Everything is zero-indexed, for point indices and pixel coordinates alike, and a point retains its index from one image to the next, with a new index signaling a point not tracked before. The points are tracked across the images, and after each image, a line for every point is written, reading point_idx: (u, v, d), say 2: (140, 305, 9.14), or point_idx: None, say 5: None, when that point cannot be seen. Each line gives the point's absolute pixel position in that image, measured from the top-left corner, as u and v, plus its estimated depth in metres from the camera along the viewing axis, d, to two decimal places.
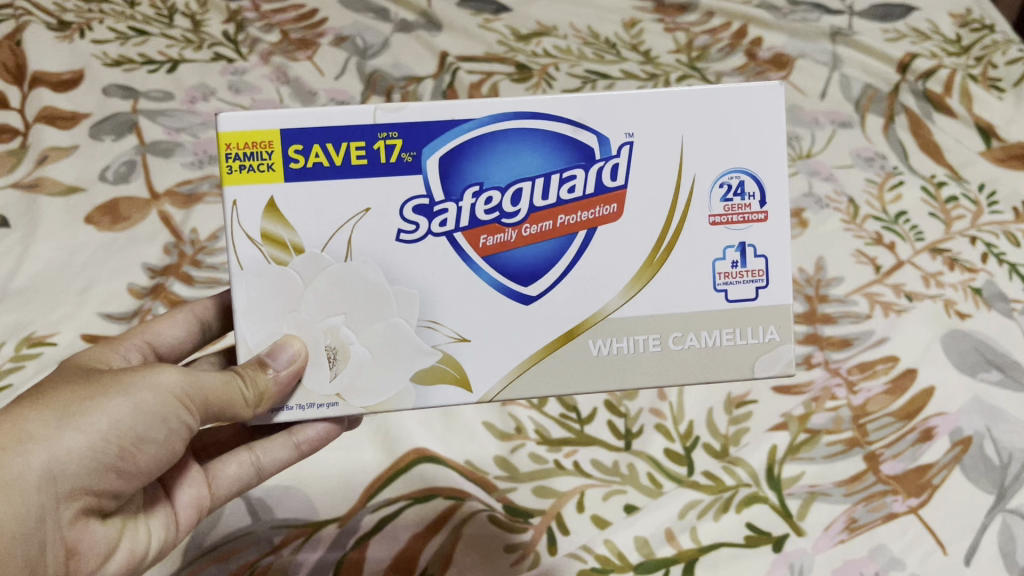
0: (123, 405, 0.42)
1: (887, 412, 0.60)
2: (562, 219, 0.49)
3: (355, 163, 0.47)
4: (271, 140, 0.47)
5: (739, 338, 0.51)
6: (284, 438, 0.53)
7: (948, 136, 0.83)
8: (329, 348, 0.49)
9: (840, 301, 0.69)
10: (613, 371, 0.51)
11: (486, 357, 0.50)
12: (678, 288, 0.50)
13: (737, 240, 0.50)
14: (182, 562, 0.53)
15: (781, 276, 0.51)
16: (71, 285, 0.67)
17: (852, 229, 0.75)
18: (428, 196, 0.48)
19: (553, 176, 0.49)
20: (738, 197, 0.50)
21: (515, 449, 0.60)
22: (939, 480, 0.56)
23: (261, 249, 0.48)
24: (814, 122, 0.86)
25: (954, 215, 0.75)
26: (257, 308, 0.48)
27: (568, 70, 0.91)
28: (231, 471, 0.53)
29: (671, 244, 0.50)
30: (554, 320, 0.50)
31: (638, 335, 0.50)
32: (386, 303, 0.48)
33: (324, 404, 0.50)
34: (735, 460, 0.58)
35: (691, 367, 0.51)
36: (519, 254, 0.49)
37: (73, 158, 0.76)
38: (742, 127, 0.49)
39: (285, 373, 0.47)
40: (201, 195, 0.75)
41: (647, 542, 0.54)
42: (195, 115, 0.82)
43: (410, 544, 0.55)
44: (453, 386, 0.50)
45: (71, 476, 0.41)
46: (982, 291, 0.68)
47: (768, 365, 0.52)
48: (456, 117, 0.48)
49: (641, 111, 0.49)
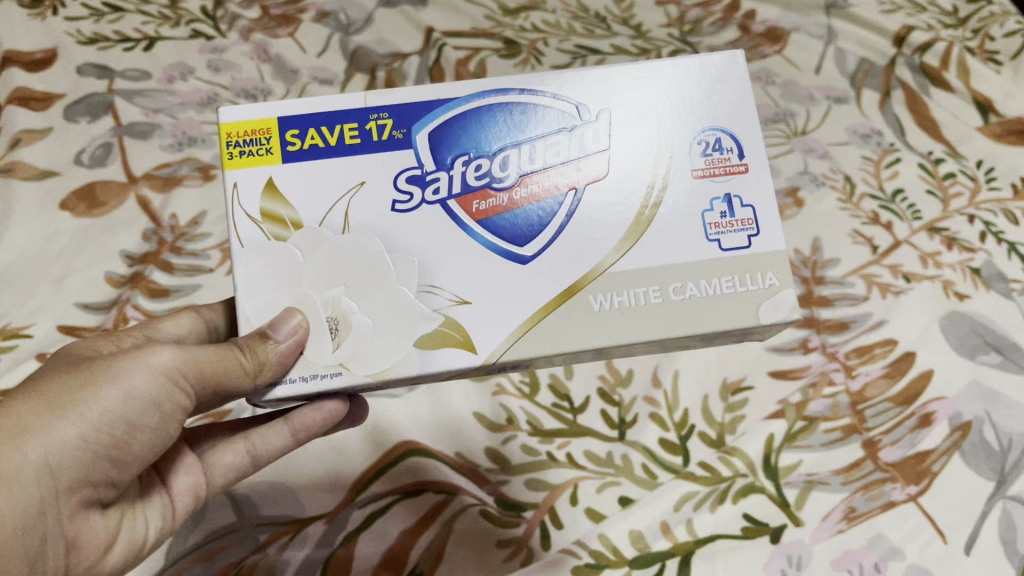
0: (114, 393, 0.40)
1: (886, 397, 0.59)
2: (550, 183, 0.48)
3: (349, 143, 0.47)
4: (269, 126, 0.46)
5: (738, 285, 0.46)
6: (280, 426, 0.51)
7: (945, 112, 0.80)
8: (330, 319, 0.45)
9: (837, 283, 0.67)
10: (617, 325, 0.45)
11: (491, 317, 0.45)
12: (671, 241, 0.46)
13: (723, 192, 0.47)
14: (165, 562, 0.52)
15: (771, 222, 0.47)
16: (48, 274, 0.65)
17: (848, 208, 0.72)
18: (420, 165, 0.47)
19: (538, 144, 0.48)
20: (718, 152, 0.48)
21: (507, 441, 0.59)
22: (938, 467, 0.55)
23: (260, 227, 0.45)
24: (809, 98, 0.82)
25: (952, 192, 0.73)
26: (256, 283, 0.45)
27: (557, 45, 0.88)
28: (226, 460, 0.52)
29: (660, 198, 0.47)
30: (551, 279, 0.46)
31: (637, 287, 0.46)
32: (384, 271, 0.45)
33: (327, 374, 0.44)
34: (732, 449, 0.57)
35: (693, 319, 0.45)
36: (513, 218, 0.47)
37: (47, 140, 0.73)
38: (710, 93, 0.49)
39: (287, 345, 0.43)
40: (180, 178, 0.73)
41: (642, 535, 0.53)
42: (173, 95, 0.79)
43: (400, 541, 0.53)
44: (457, 351, 0.45)
45: (69, 469, 0.39)
46: (981, 271, 0.66)
47: (772, 312, 0.46)
48: (443, 96, 0.48)
49: (619, 87, 0.49)
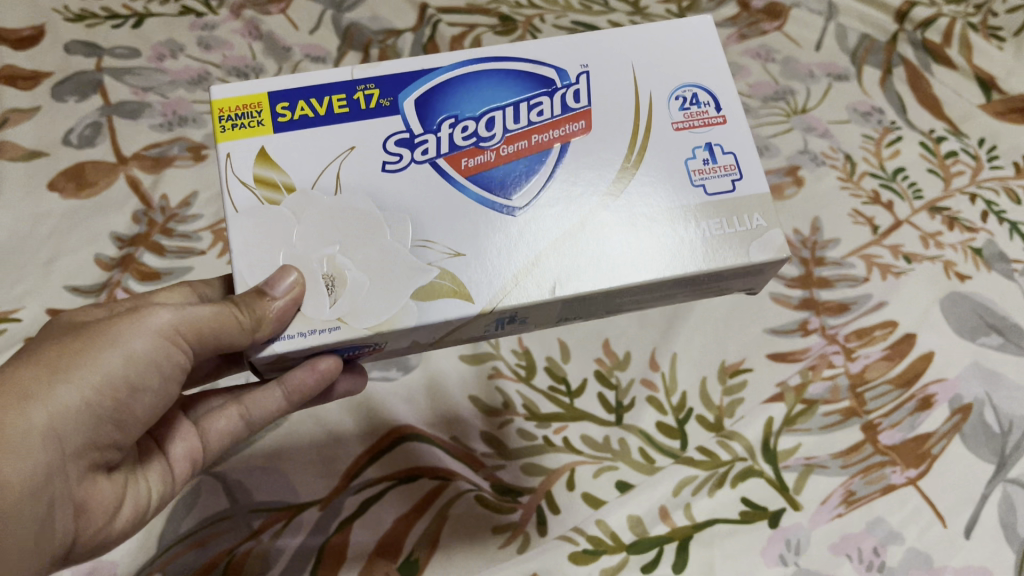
0: (112, 357, 0.40)
1: (885, 379, 0.59)
2: (536, 138, 0.47)
3: (338, 112, 0.46)
4: (260, 101, 0.46)
5: (726, 226, 0.44)
6: (274, 389, 0.48)
7: (947, 89, 0.79)
8: (327, 277, 0.43)
9: (837, 264, 0.66)
10: (605, 268, 0.43)
11: (489, 267, 0.43)
12: (657, 188, 0.45)
13: (703, 141, 0.46)
14: (155, 551, 0.51)
15: (753, 166, 0.46)
16: (36, 257, 0.64)
17: (849, 187, 0.71)
18: (408, 129, 0.46)
19: (521, 104, 0.47)
20: (695, 106, 0.47)
21: (504, 425, 0.58)
22: (938, 450, 0.55)
23: (254, 191, 0.44)
24: (809, 75, 0.81)
25: (953, 170, 0.72)
26: (252, 243, 0.43)
27: (553, 22, 0.87)
28: (220, 425, 0.50)
29: (644, 148, 0.46)
30: (540, 231, 0.44)
31: (625, 232, 0.44)
32: (377, 229, 0.44)
33: (325, 329, 0.42)
34: (731, 434, 0.57)
35: (682, 260, 0.44)
36: (501, 172, 0.46)
37: (34, 120, 0.72)
38: (683, 53, 0.49)
39: (283, 302, 0.41)
40: (170, 159, 0.72)
41: (640, 520, 0.53)
42: (163, 73, 0.77)
43: (395, 527, 0.53)
44: (452, 300, 0.42)
45: (74, 433, 0.39)
46: (982, 251, 0.66)
47: (761, 249, 0.44)
48: (426, 66, 0.48)
49: (595, 48, 0.49)
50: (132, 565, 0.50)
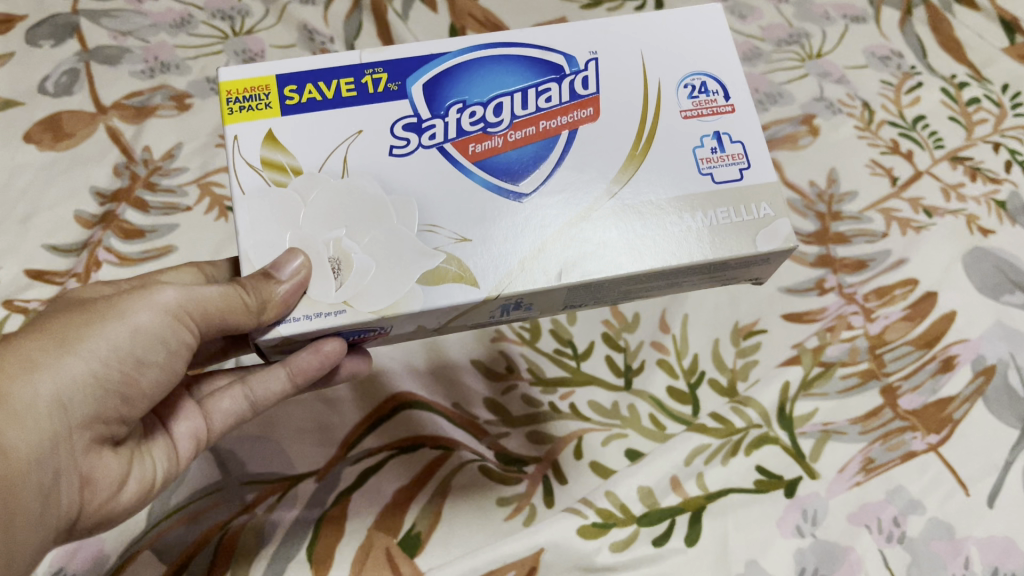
0: (119, 329, 0.38)
1: (906, 340, 0.56)
2: (544, 124, 0.43)
3: (345, 97, 0.43)
4: (269, 83, 0.43)
5: (733, 215, 0.41)
6: (279, 372, 0.44)
7: (969, 31, 0.74)
8: (332, 260, 0.39)
9: (854, 218, 0.63)
10: (607, 260, 0.40)
11: (491, 256, 0.40)
12: (667, 177, 0.42)
13: (711, 129, 0.43)
14: (144, 525, 0.48)
15: (762, 155, 0.42)
16: (12, 213, 0.61)
17: (866, 136, 0.68)
18: (415, 113, 0.43)
19: (529, 90, 0.44)
20: (704, 94, 0.44)
21: (506, 391, 0.56)
22: (960, 415, 0.53)
23: (260, 174, 0.41)
24: (824, 16, 0.76)
25: (976, 118, 0.68)
26: (258, 224, 0.40)
27: None
28: (225, 405, 0.46)
29: (652, 135, 0.42)
30: (541, 221, 0.41)
31: (633, 220, 0.41)
32: (383, 213, 0.40)
33: (330, 313, 0.39)
34: (745, 399, 0.54)
35: (688, 249, 0.40)
36: (509, 158, 0.42)
37: (7, 66, 0.68)
38: (697, 41, 0.45)
39: (290, 287, 0.38)
40: (152, 108, 0.68)
41: (651, 491, 0.51)
42: (143, 15, 0.73)
43: (396, 499, 0.50)
44: (460, 285, 0.39)
45: (81, 405, 0.37)
46: (1006, 204, 0.63)
47: (767, 240, 0.40)
48: (431, 50, 0.44)
49: (606, 31, 0.45)
50: (120, 543, 0.48)
